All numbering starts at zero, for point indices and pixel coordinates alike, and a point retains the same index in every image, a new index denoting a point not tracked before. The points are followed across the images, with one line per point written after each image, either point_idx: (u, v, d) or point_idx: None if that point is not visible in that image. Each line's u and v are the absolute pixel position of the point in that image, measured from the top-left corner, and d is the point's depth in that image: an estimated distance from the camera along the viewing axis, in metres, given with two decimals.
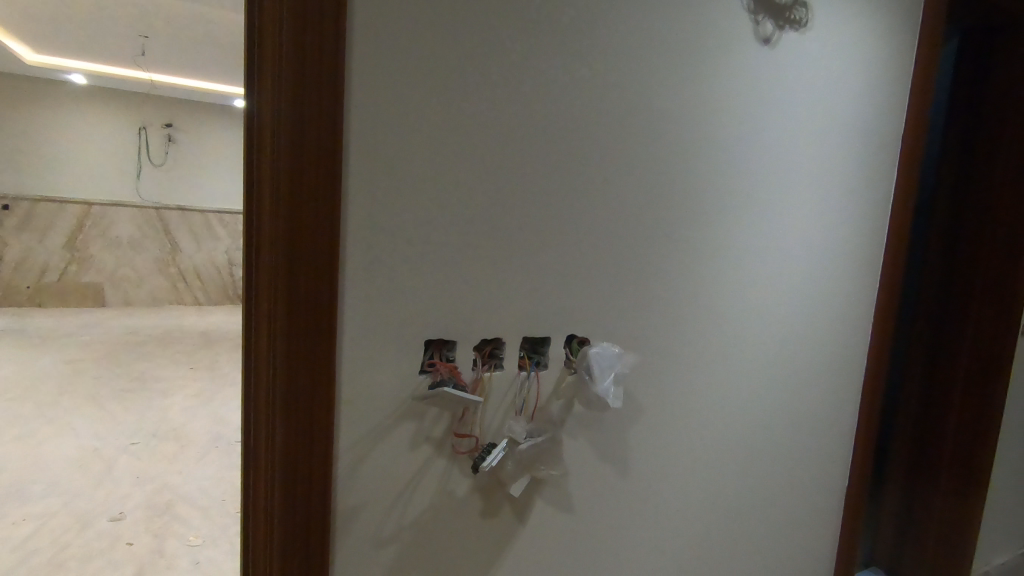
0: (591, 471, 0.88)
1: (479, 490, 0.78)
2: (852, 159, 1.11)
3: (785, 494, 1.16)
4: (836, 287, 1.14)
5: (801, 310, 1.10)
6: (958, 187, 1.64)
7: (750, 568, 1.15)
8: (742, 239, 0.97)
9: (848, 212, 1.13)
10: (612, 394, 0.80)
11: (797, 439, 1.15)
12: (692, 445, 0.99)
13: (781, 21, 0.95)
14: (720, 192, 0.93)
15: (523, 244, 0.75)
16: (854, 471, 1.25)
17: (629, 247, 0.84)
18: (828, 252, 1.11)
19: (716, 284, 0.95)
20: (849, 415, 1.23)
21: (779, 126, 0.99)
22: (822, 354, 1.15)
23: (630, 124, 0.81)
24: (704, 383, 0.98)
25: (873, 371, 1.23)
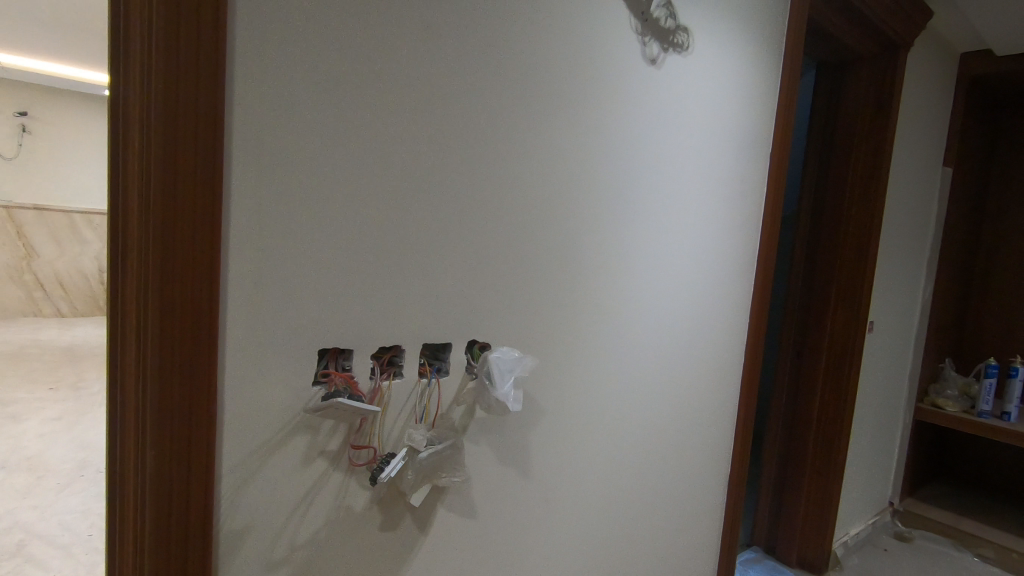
0: (494, 474, 0.89)
1: (378, 503, 0.75)
2: (730, 176, 1.21)
3: (675, 485, 1.24)
4: (718, 292, 1.25)
5: (688, 314, 1.18)
6: (816, 202, 1.86)
7: (647, 557, 1.21)
8: (633, 247, 1.03)
9: (727, 224, 1.23)
10: (512, 398, 0.81)
11: (687, 432, 1.24)
12: (590, 444, 1.03)
13: (665, 44, 1.02)
14: (612, 203, 0.98)
15: (422, 251, 0.75)
16: (735, 460, 1.38)
17: (528, 253, 0.87)
18: (711, 260, 1.21)
19: (611, 290, 1.01)
20: (729, 409, 1.34)
21: (665, 140, 1.06)
22: (707, 355, 1.25)
23: (525, 134, 0.84)
24: (602, 384, 1.03)
25: (750, 368, 1.36)
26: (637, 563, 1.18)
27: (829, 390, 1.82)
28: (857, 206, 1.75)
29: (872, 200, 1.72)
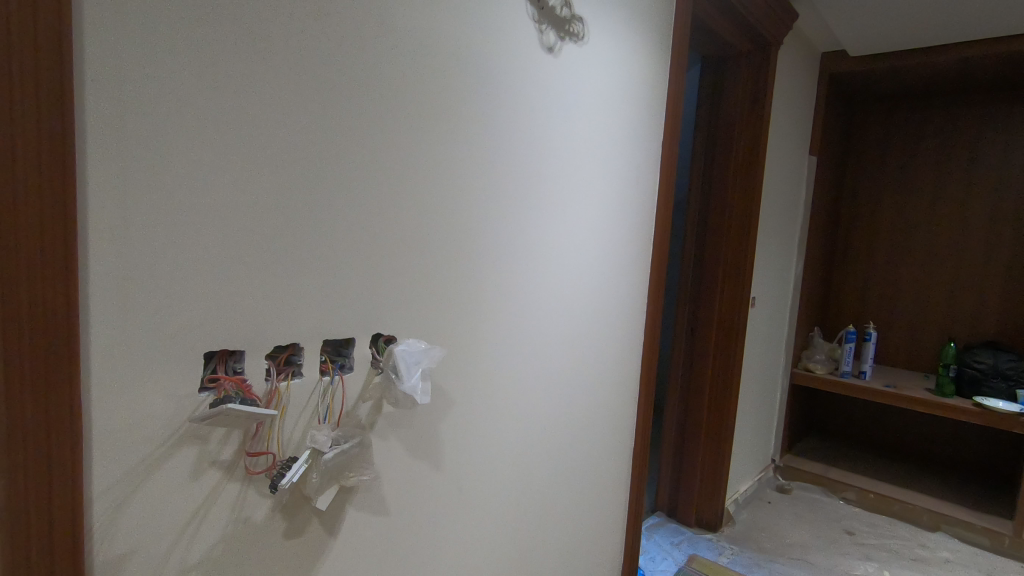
0: (406, 469, 0.87)
1: (281, 510, 0.72)
2: (626, 164, 1.27)
3: (583, 463, 1.29)
4: (619, 277, 1.30)
5: (592, 298, 1.23)
6: (703, 189, 1.99)
7: (560, 536, 1.25)
8: (537, 236, 1.05)
9: (626, 212, 1.29)
10: (420, 391, 0.80)
11: (594, 412, 1.29)
12: (502, 430, 1.04)
13: (562, 33, 1.04)
14: (516, 192, 0.99)
15: (318, 244, 0.71)
16: (639, 435, 1.47)
17: (432, 242, 0.86)
18: (611, 246, 1.26)
19: (517, 279, 1.02)
20: (632, 387, 1.42)
21: (563, 128, 1.08)
22: (611, 337, 1.31)
23: (424, 121, 0.82)
24: (511, 372, 1.04)
25: (649, 347, 1.45)
26: (550, 540, 1.22)
27: (718, 361, 1.97)
28: (738, 190, 1.90)
29: (751, 187, 1.87)
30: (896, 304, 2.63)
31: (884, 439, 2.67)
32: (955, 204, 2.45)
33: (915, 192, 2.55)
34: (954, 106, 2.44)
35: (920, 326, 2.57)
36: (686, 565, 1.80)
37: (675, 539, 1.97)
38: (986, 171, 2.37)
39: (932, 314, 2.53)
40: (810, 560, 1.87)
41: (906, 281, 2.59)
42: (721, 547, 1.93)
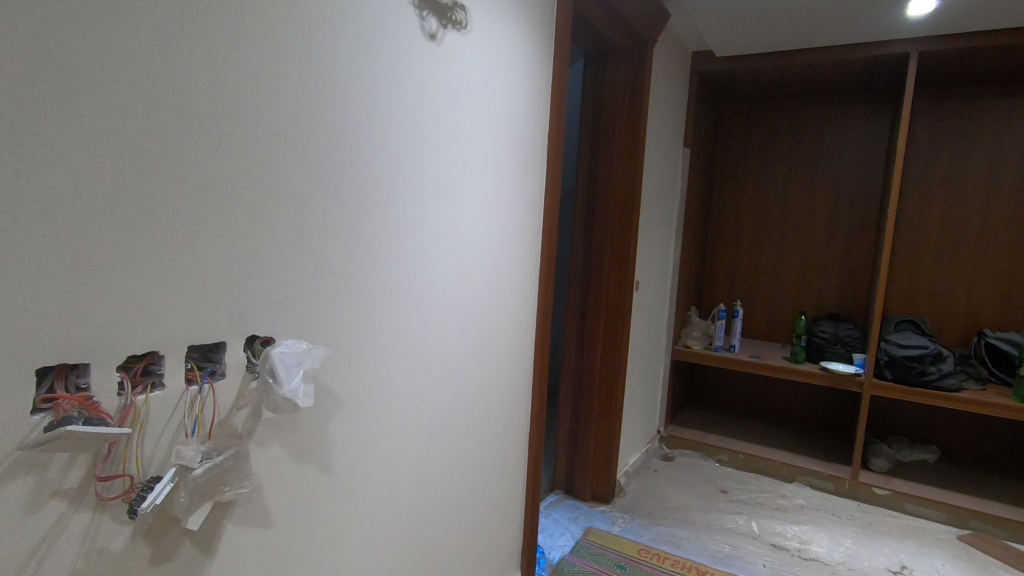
0: (290, 477, 0.83)
1: (144, 535, 0.65)
2: (514, 158, 1.29)
3: (479, 453, 1.30)
4: (509, 269, 1.33)
5: (484, 292, 1.24)
6: (589, 179, 2.08)
7: (458, 527, 1.26)
8: (427, 230, 1.05)
9: (515, 205, 1.31)
10: (302, 394, 0.76)
11: (489, 400, 1.31)
12: (395, 428, 1.03)
13: (443, 20, 1.02)
14: (404, 187, 0.98)
15: (177, 241, 0.64)
16: (534, 420, 1.51)
17: (311, 237, 0.81)
18: (501, 239, 1.28)
19: (408, 275, 1.01)
20: (525, 374, 1.45)
21: (448, 118, 1.07)
22: (503, 329, 1.34)
23: (300, 108, 0.77)
24: (403, 368, 1.03)
25: (541, 334, 1.49)
26: (448, 532, 1.23)
27: (608, 342, 2.08)
28: (620, 181, 2.00)
29: (632, 179, 1.99)
30: (757, 283, 2.93)
31: (751, 404, 2.98)
32: (804, 193, 2.77)
33: (772, 183, 2.85)
34: (801, 105, 2.75)
35: (778, 302, 2.88)
36: (582, 538, 1.89)
37: (571, 514, 2.06)
38: (826, 165, 2.71)
39: (787, 291, 2.86)
40: (691, 519, 2.05)
41: (766, 263, 2.89)
42: (614, 517, 2.05)
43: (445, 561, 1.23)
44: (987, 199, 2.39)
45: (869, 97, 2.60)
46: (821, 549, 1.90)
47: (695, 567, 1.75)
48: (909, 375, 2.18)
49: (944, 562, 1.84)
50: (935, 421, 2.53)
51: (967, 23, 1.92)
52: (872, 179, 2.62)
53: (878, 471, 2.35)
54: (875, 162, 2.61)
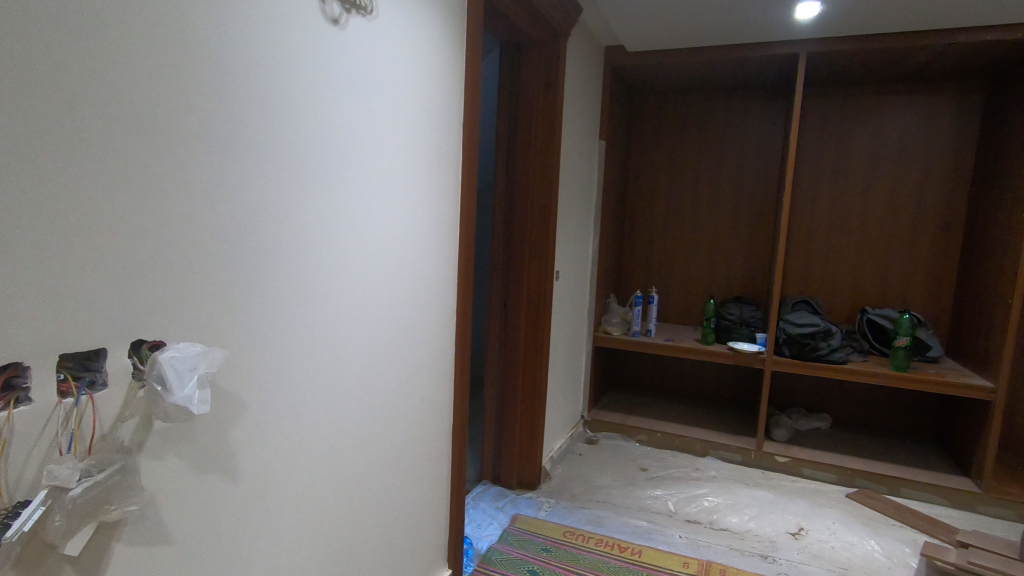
0: (191, 489, 0.78)
1: (14, 567, 0.58)
2: (427, 151, 1.27)
3: (399, 451, 1.28)
4: (426, 265, 1.31)
5: (400, 288, 1.22)
6: (507, 171, 2.09)
7: (379, 525, 1.24)
8: (338, 227, 1.02)
9: (431, 199, 1.30)
10: (197, 400, 0.71)
11: (409, 395, 1.30)
12: (308, 429, 0.99)
13: (347, 5, 0.98)
14: (312, 181, 0.94)
15: (42, 235, 0.58)
16: (456, 413, 1.51)
17: (209, 234, 0.77)
18: (416, 234, 1.26)
19: (319, 272, 0.98)
20: (446, 367, 1.45)
21: (357, 109, 1.04)
22: (422, 325, 1.32)
23: (192, 93, 0.72)
24: (317, 369, 1.00)
25: (462, 327, 1.49)
26: (369, 533, 1.20)
27: (531, 331, 2.11)
28: (538, 172, 2.03)
29: (549, 170, 2.02)
30: (670, 270, 3.07)
31: (667, 385, 3.13)
32: (710, 185, 2.94)
33: (682, 174, 2.99)
34: (706, 101, 2.90)
35: (689, 287, 3.04)
36: (510, 525, 1.91)
37: (499, 503, 2.08)
38: (730, 158, 2.88)
39: (697, 277, 3.02)
40: (614, 499, 2.13)
41: (678, 251, 3.04)
42: (540, 503, 2.09)
43: (366, 561, 1.20)
44: (866, 189, 2.63)
45: (765, 95, 2.80)
46: (730, 516, 2.03)
47: (617, 544, 1.82)
48: (804, 351, 2.38)
49: (834, 519, 2.03)
50: (826, 392, 2.78)
51: (847, 28, 2.10)
52: (769, 171, 2.82)
53: (780, 440, 2.54)
54: (772, 155, 2.81)
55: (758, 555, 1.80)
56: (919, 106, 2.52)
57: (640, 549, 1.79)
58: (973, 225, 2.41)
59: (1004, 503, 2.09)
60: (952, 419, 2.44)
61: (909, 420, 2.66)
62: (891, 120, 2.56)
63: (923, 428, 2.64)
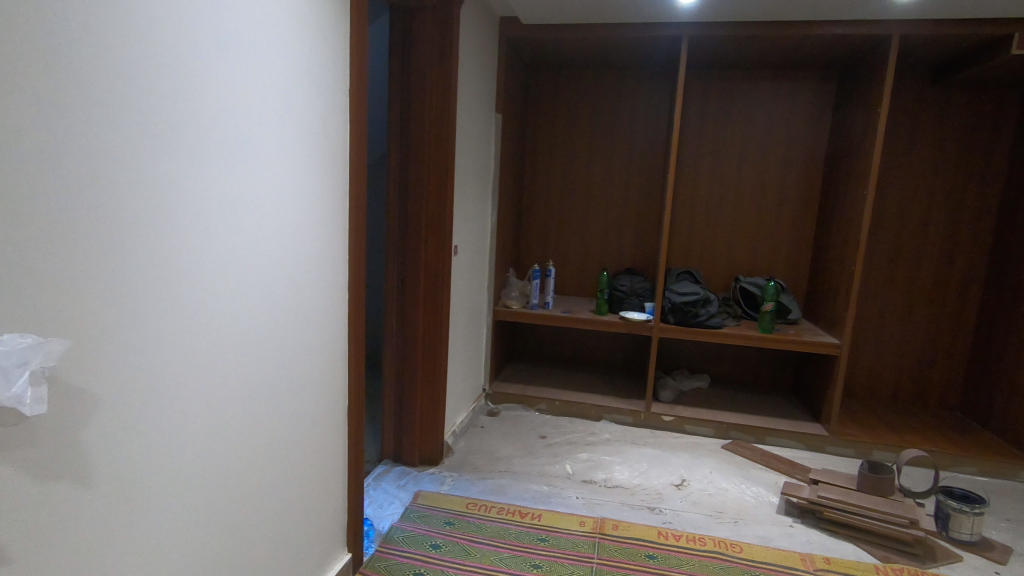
0: (34, 499, 0.68)
1: None
2: (310, 117, 1.18)
3: (288, 437, 1.22)
4: (312, 239, 1.23)
5: (283, 265, 1.14)
6: (401, 142, 2.01)
7: (268, 515, 1.18)
8: (209, 198, 0.92)
9: (316, 169, 1.22)
10: (30, 399, 0.63)
11: (297, 377, 1.23)
12: (180, 420, 0.91)
13: None
14: (175, 149, 0.84)
15: None
16: (351, 395, 1.46)
17: (42, 207, 0.66)
18: (301, 208, 1.18)
19: (188, 248, 0.89)
20: (339, 347, 1.39)
21: (227, 68, 0.93)
22: (311, 303, 1.25)
23: (10, 34, 0.61)
24: (189, 355, 0.91)
25: (355, 304, 1.42)
26: (258, 522, 1.14)
27: (429, 307, 2.08)
28: (434, 145, 1.98)
29: (444, 143, 1.98)
30: (567, 243, 3.16)
31: (564, 355, 3.25)
32: (602, 161, 3.04)
33: (577, 150, 3.06)
34: (599, 78, 2.97)
35: (584, 260, 3.15)
36: (412, 503, 1.90)
37: (400, 482, 2.05)
38: (620, 135, 2.99)
39: (591, 250, 3.13)
40: (514, 468, 2.19)
41: (573, 225, 3.13)
42: (442, 478, 2.10)
43: (254, 555, 1.14)
44: (739, 167, 2.86)
45: (652, 75, 2.92)
46: (622, 474, 2.17)
47: (518, 510, 1.88)
48: (686, 318, 2.57)
49: (712, 468, 2.24)
50: (705, 354, 3.03)
51: (724, 14, 2.23)
52: (656, 149, 2.97)
53: (665, 401, 2.74)
54: (659, 133, 2.96)
55: (646, 508, 1.94)
56: (784, 92, 2.76)
57: (539, 513, 1.86)
58: (826, 202, 2.71)
59: (846, 443, 2.42)
60: (807, 373, 2.77)
61: (773, 376, 2.98)
62: (760, 104, 2.79)
63: (784, 382, 2.98)
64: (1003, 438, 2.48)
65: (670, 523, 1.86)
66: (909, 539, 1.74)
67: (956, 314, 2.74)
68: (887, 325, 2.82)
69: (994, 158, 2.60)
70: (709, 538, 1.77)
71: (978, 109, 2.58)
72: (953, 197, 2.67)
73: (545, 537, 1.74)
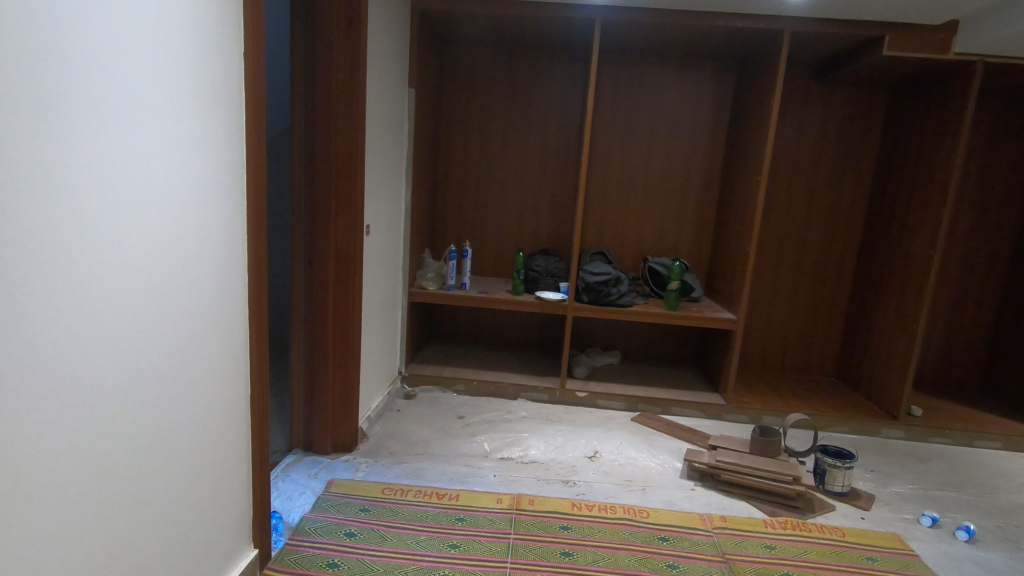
0: None
1: None
2: (196, 82, 1.07)
3: (176, 427, 1.11)
4: (200, 207, 1.12)
5: (170, 245, 1.04)
6: (306, 114, 1.89)
7: (160, 514, 1.09)
8: (70, 167, 0.82)
9: (203, 130, 1.10)
10: None
11: (190, 365, 1.14)
12: (45, 419, 0.81)
13: None
14: (22, 113, 0.74)
15: None
16: (253, 384, 1.36)
17: None
18: (188, 182, 1.08)
19: (47, 227, 0.79)
20: (238, 333, 1.29)
21: (88, 23, 0.83)
22: (200, 279, 1.14)
23: None
24: (50, 343, 0.81)
25: (255, 287, 1.33)
26: (140, 520, 1.04)
27: (340, 289, 1.99)
28: (342, 119, 1.87)
29: (354, 117, 1.88)
30: (483, 224, 3.14)
31: (481, 335, 3.26)
32: (518, 142, 3.04)
33: (493, 130, 3.03)
34: (514, 57, 2.95)
35: (501, 241, 3.16)
36: (324, 492, 1.84)
37: (312, 471, 1.97)
38: (535, 116, 3.00)
39: (507, 231, 3.14)
40: (432, 450, 2.17)
41: (489, 206, 3.12)
42: (357, 464, 2.04)
43: (137, 557, 1.04)
44: (648, 151, 2.97)
45: (567, 57, 2.94)
46: (538, 450, 2.22)
47: (435, 492, 1.87)
48: (599, 297, 2.65)
49: (622, 439, 2.35)
50: (617, 332, 3.16)
51: None
52: (571, 131, 3.01)
53: (579, 377, 2.83)
54: (573, 116, 3.00)
55: (560, 481, 2.01)
56: (690, 80, 2.89)
57: (456, 493, 1.87)
58: (726, 186, 2.89)
59: (741, 410, 2.62)
60: (708, 347, 2.96)
61: (677, 351, 3.16)
62: (668, 91, 2.90)
63: (687, 356, 3.17)
64: (869, 399, 2.80)
65: (583, 494, 1.93)
66: (792, 494, 1.93)
67: (833, 290, 3.04)
68: (776, 301, 3.08)
69: (866, 149, 2.89)
70: (619, 507, 1.86)
71: (854, 104, 2.85)
72: (833, 184, 2.93)
73: (462, 516, 1.75)
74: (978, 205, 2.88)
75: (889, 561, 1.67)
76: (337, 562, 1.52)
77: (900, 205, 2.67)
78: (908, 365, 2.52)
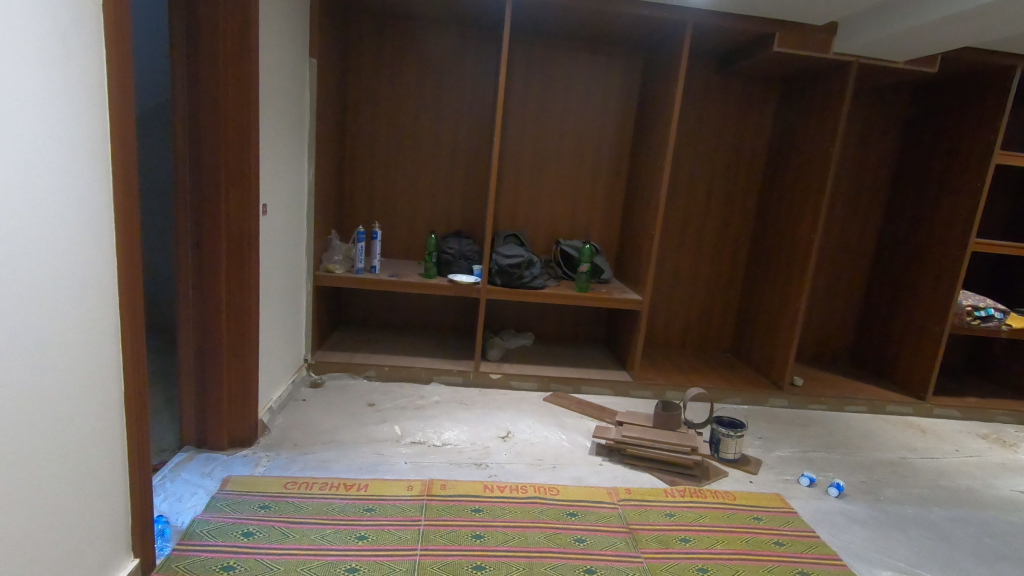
0: None
1: None
2: (38, 33, 0.92)
3: (11, 413, 0.92)
4: (40, 164, 0.95)
5: (13, 222, 0.90)
6: (189, 80, 1.72)
7: (17, 530, 0.96)
8: None
9: (41, 73, 0.93)
10: None
11: (47, 360, 1.00)
12: None
13: None
14: None
15: None
16: (129, 379, 1.22)
17: None
18: (35, 150, 0.93)
19: None
20: (109, 322, 1.15)
21: None
22: (45, 250, 0.97)
23: None
24: None
25: (128, 270, 1.18)
26: None
27: (233, 273, 1.84)
28: (231, 86, 1.72)
29: (246, 84, 1.72)
30: (395, 204, 3.04)
31: (394, 319, 3.17)
32: (429, 120, 2.95)
33: (403, 107, 2.92)
34: (425, 31, 2.85)
35: (413, 222, 3.07)
36: (219, 490, 1.71)
37: (205, 469, 1.83)
38: (447, 94, 2.93)
39: (419, 212, 3.06)
40: (340, 439, 2.09)
41: (400, 186, 3.02)
42: (257, 459, 1.92)
43: None
44: (560, 135, 2.99)
45: (480, 34, 2.88)
46: (450, 434, 2.20)
47: (343, 483, 1.80)
48: (511, 280, 2.65)
49: (534, 420, 2.39)
50: (529, 313, 3.19)
51: None
52: (483, 111, 2.97)
53: (493, 359, 2.84)
54: (486, 96, 2.95)
55: (473, 464, 2.00)
56: (600, 65, 2.93)
57: (365, 483, 1.81)
58: (633, 171, 2.98)
59: (646, 386, 2.75)
60: (617, 327, 3.07)
61: (588, 331, 3.26)
62: (578, 74, 2.93)
63: (598, 336, 3.27)
64: (758, 372, 3.03)
65: (495, 476, 1.94)
66: (690, 464, 2.05)
67: (729, 271, 3.25)
68: (679, 282, 3.24)
69: (758, 139, 3.09)
70: (530, 486, 1.89)
71: (749, 96, 3.03)
72: (730, 172, 3.12)
73: (371, 506, 1.70)
74: (852, 194, 3.18)
75: (773, 519, 1.83)
76: (233, 564, 1.42)
77: (787, 193, 2.89)
78: (792, 340, 2.76)
